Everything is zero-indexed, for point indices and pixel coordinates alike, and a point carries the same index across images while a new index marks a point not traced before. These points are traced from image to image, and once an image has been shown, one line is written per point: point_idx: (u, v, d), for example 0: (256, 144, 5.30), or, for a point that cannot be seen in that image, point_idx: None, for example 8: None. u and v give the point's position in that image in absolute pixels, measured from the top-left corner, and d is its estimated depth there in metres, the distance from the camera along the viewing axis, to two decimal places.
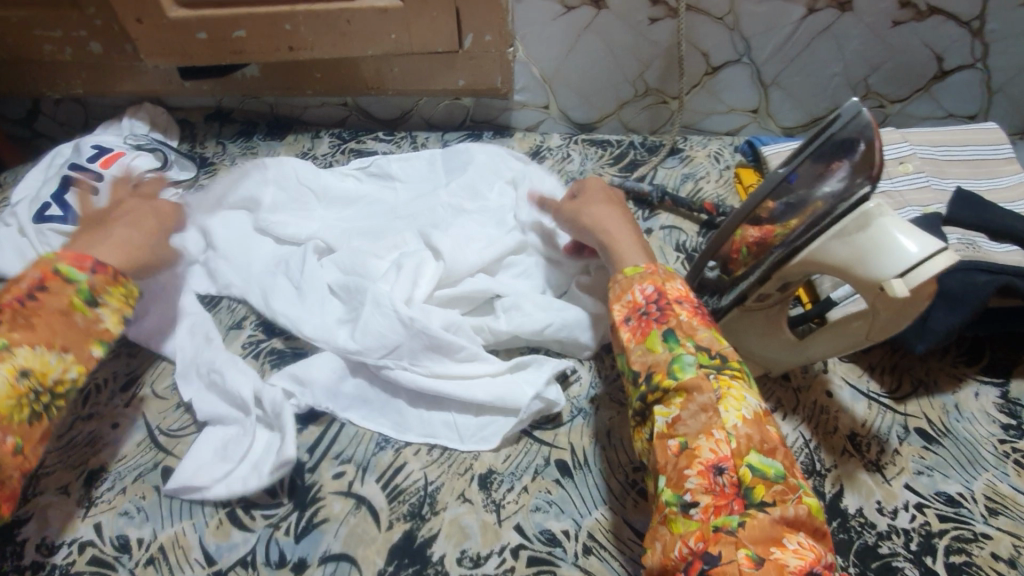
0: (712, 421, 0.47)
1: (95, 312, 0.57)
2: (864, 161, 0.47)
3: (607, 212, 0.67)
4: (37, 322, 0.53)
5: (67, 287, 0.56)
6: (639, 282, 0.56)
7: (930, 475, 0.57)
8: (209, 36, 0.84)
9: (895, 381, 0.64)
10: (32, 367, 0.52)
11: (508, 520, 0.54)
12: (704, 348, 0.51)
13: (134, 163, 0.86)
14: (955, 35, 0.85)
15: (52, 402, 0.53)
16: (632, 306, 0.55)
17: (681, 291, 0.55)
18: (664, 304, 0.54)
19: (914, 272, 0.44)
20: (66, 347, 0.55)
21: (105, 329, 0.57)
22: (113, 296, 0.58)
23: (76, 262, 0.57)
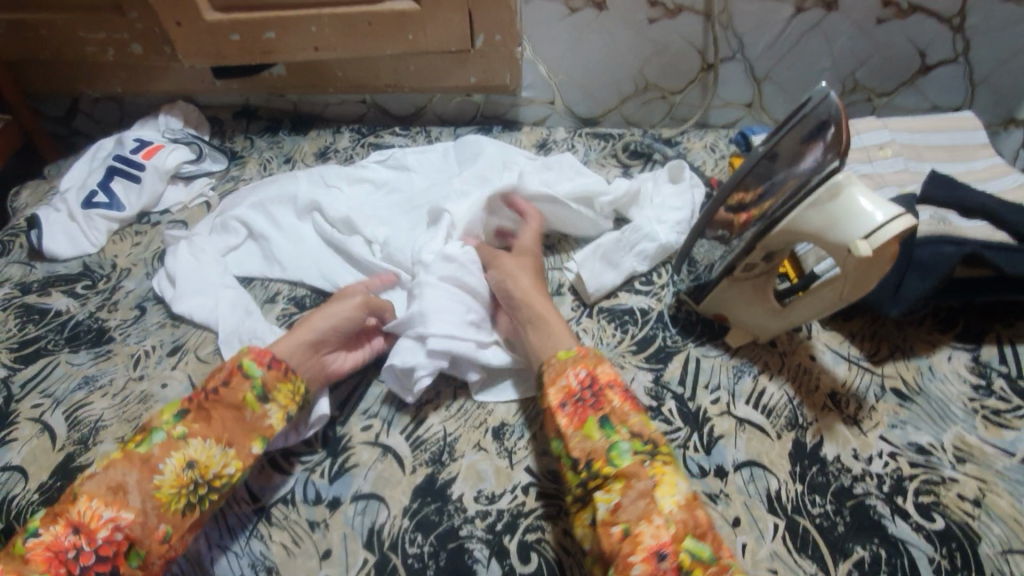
0: (650, 507, 0.50)
1: (264, 407, 0.58)
2: (834, 140, 0.53)
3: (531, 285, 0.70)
4: (213, 416, 0.56)
5: (245, 383, 0.57)
6: (572, 365, 0.59)
7: (903, 427, 0.63)
8: (242, 38, 0.91)
9: (874, 347, 0.70)
10: (198, 459, 0.54)
11: (519, 464, 0.60)
12: (637, 434, 0.54)
13: (171, 155, 0.93)
14: (936, 30, 0.91)
15: (207, 495, 0.54)
16: (567, 391, 0.58)
17: (611, 373, 0.59)
18: (597, 388, 0.57)
19: (875, 235, 0.50)
20: (230, 443, 0.56)
21: (270, 426, 0.58)
22: (281, 394, 0.59)
23: (257, 356, 0.59)
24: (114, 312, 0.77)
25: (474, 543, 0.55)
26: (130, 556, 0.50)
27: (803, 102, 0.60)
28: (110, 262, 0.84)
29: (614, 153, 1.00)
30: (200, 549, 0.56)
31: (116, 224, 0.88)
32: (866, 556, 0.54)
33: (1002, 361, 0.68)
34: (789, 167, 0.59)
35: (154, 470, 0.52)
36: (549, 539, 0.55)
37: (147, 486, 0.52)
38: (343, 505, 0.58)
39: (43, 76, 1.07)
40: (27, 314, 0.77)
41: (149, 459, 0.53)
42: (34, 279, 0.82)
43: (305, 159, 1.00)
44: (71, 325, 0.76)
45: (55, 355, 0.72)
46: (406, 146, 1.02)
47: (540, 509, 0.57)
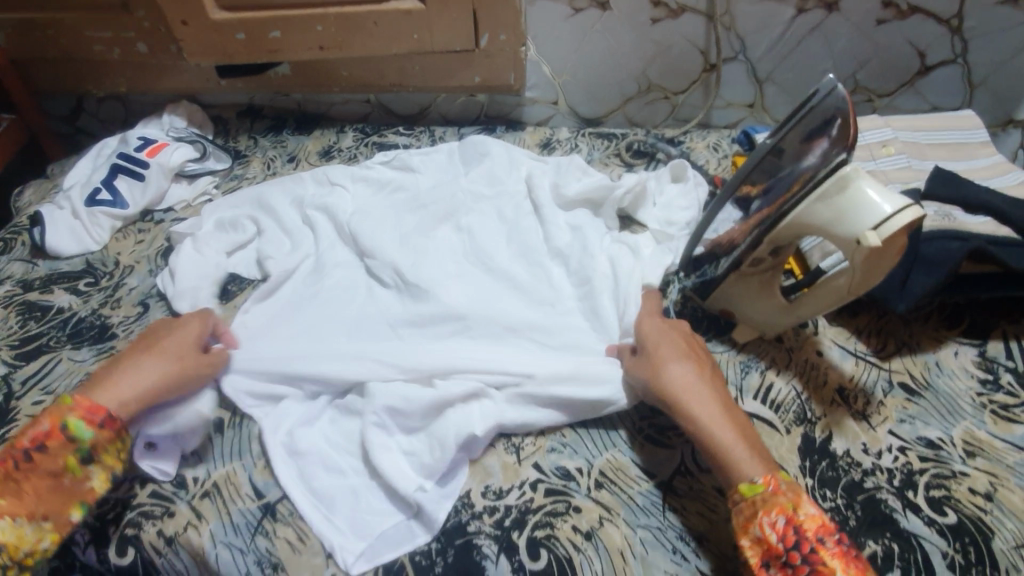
0: None
1: (86, 471, 0.55)
2: (841, 134, 0.53)
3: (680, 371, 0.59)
4: (24, 490, 0.53)
5: (67, 448, 0.54)
6: (765, 511, 0.50)
7: (913, 422, 0.62)
8: (247, 37, 0.91)
9: (880, 343, 0.70)
10: (5, 541, 0.51)
11: (526, 460, 0.60)
12: None
13: (176, 152, 0.93)
14: (937, 31, 0.92)
15: (18, 574, 0.52)
16: (768, 550, 0.50)
17: (818, 524, 0.49)
18: (809, 554, 0.48)
19: (884, 226, 0.50)
20: (46, 516, 0.53)
21: (91, 489, 0.55)
22: (109, 456, 0.56)
23: (87, 414, 0.55)
24: (117, 309, 0.77)
25: (482, 539, 0.55)
26: None
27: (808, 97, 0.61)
28: (112, 259, 0.84)
29: (617, 153, 1.00)
30: (204, 546, 0.55)
31: (119, 222, 0.88)
32: (878, 551, 0.53)
33: (1009, 357, 0.68)
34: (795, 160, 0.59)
35: None
36: (558, 534, 0.55)
37: None
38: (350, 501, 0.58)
39: (47, 75, 1.07)
40: (28, 312, 0.77)
41: None
42: (37, 276, 0.82)
43: (308, 158, 1.00)
44: (73, 322, 0.75)
45: (57, 352, 0.72)
46: (410, 145, 1.02)
47: (549, 505, 0.57)
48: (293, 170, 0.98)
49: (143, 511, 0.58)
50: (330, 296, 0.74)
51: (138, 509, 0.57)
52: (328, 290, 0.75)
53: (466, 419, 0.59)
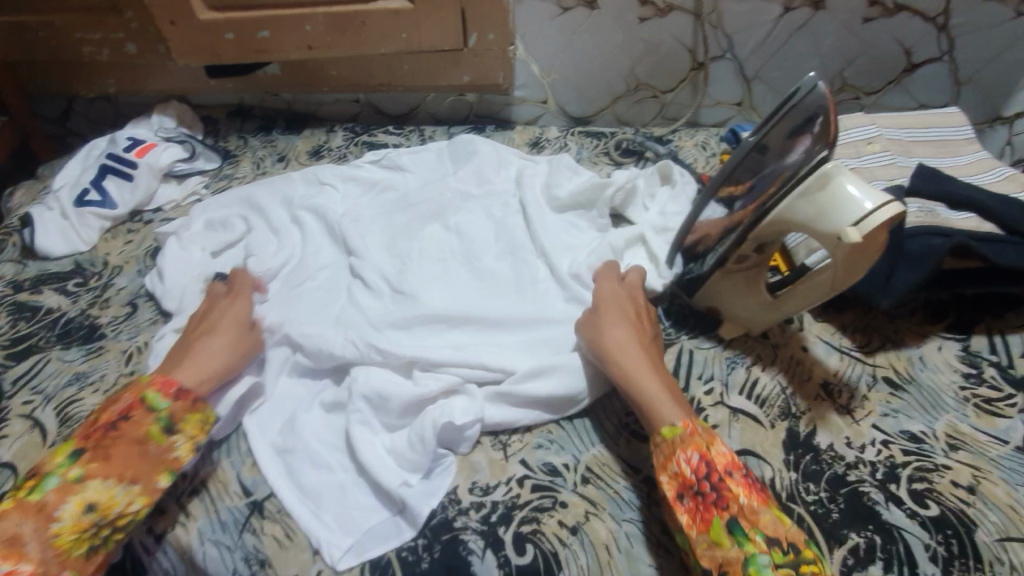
0: None
1: (170, 439, 0.55)
2: (822, 131, 0.54)
3: (625, 336, 0.62)
4: (113, 453, 0.52)
5: (147, 416, 0.55)
6: (680, 447, 0.52)
7: (895, 416, 0.63)
8: (236, 37, 0.91)
9: (865, 338, 0.70)
10: (98, 501, 0.50)
11: (513, 456, 0.60)
12: (775, 541, 0.46)
13: (165, 152, 0.93)
14: (921, 30, 0.93)
15: (110, 536, 0.51)
16: (681, 480, 0.51)
17: (727, 456, 0.51)
18: (717, 481, 0.49)
19: (865, 222, 0.51)
20: (134, 479, 0.52)
21: (177, 458, 0.55)
22: (189, 424, 0.56)
23: (162, 387, 0.56)
24: (106, 309, 0.77)
25: (469, 534, 0.55)
26: None
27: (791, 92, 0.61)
28: (101, 260, 0.84)
29: (605, 152, 1.01)
30: (192, 544, 0.55)
31: (108, 222, 0.88)
32: (861, 543, 0.54)
33: (991, 351, 0.69)
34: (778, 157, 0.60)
35: (50, 518, 0.49)
36: (544, 529, 0.55)
37: (45, 534, 0.48)
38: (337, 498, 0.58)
39: (37, 76, 1.07)
40: (17, 312, 0.77)
41: (43, 507, 0.49)
42: (26, 277, 0.82)
43: (298, 158, 1.00)
44: (62, 323, 0.75)
45: (46, 353, 0.71)
46: (399, 144, 1.03)
47: (535, 500, 0.57)
48: (282, 169, 0.98)
49: None
50: (318, 295, 0.74)
51: None
52: (317, 289, 0.75)
53: (446, 411, 0.59)
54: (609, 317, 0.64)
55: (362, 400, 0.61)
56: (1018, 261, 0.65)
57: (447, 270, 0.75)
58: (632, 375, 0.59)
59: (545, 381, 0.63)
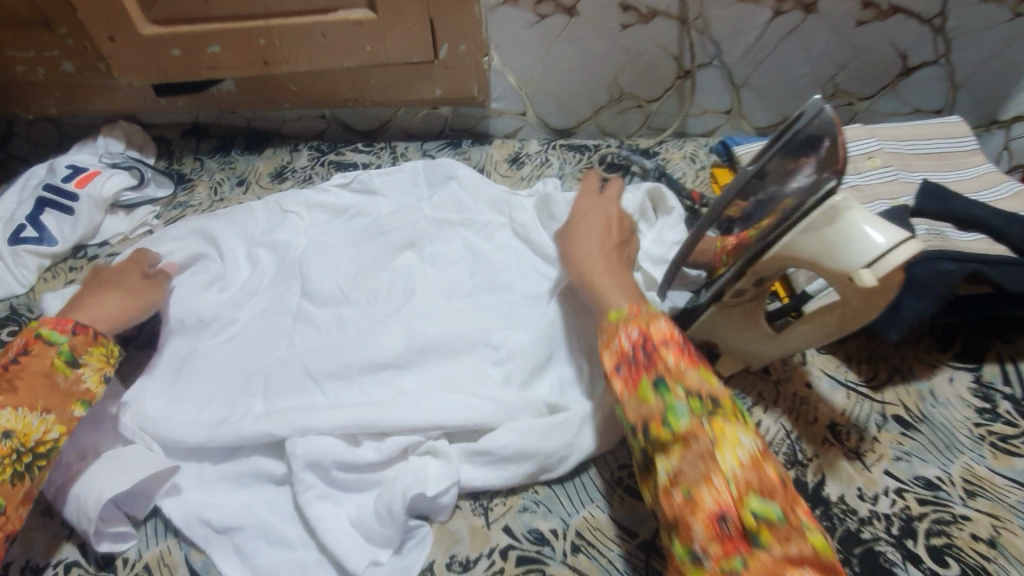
0: (711, 467, 0.46)
1: (77, 372, 0.59)
2: (828, 157, 0.48)
3: (595, 246, 0.66)
4: (19, 385, 0.55)
5: (49, 350, 0.58)
6: (623, 327, 0.56)
7: (909, 460, 0.58)
8: (184, 52, 0.84)
9: (872, 371, 0.65)
10: (14, 429, 0.53)
11: (496, 523, 0.56)
12: (694, 393, 0.50)
13: (108, 181, 0.85)
14: (916, 33, 0.88)
15: (34, 462, 0.54)
16: (619, 354, 0.55)
17: (665, 330, 0.54)
18: (650, 349, 0.53)
19: (880, 262, 0.45)
20: (48, 408, 0.56)
21: (87, 389, 0.59)
22: (93, 356, 0.61)
23: (58, 326, 0.60)
24: None
25: None
26: None
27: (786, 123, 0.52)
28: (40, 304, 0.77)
29: (589, 167, 0.95)
30: None
31: (47, 260, 0.80)
32: None
33: (1005, 381, 0.64)
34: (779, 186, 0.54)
35: None
36: None
37: None
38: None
39: None
40: None
41: None
42: None
43: (259, 181, 0.93)
44: None
45: None
46: (369, 163, 0.96)
47: None
48: (241, 195, 0.91)
49: None
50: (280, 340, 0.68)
51: None
52: (278, 333, 0.69)
53: (419, 478, 0.54)
54: (588, 232, 0.68)
55: (308, 471, 0.55)
56: None
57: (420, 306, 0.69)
58: (596, 275, 0.63)
59: (526, 437, 0.57)
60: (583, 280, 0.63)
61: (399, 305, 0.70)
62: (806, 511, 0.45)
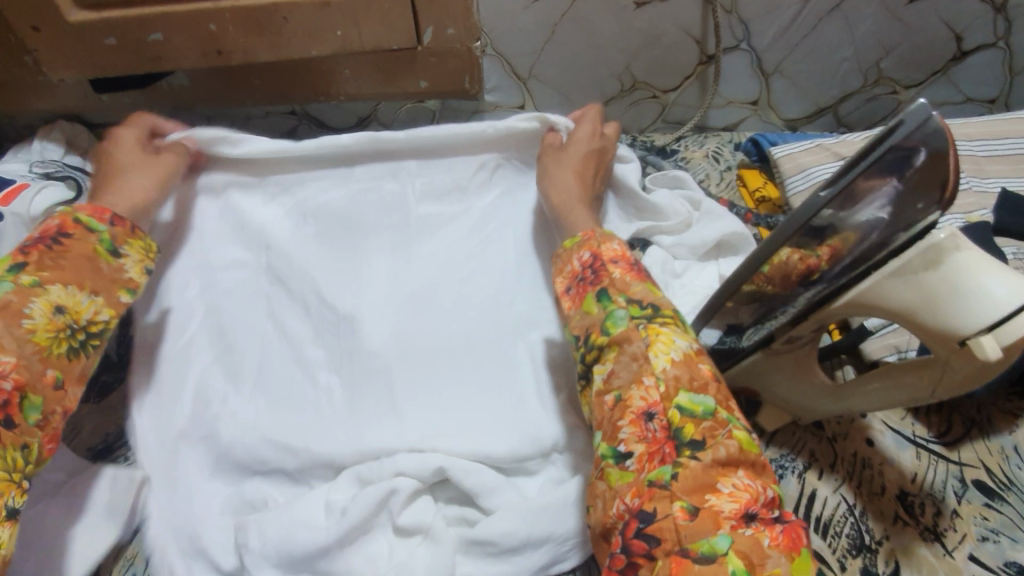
0: (643, 368, 0.44)
1: (119, 261, 0.51)
2: (924, 179, 0.37)
3: (570, 176, 0.64)
4: (65, 263, 0.47)
5: (90, 237, 0.49)
6: (577, 251, 0.54)
7: (997, 541, 0.48)
8: (120, 42, 0.71)
9: (944, 423, 0.55)
10: (66, 304, 0.46)
11: None
12: (636, 301, 0.48)
13: (39, 196, 0.72)
14: (976, 10, 0.76)
15: (88, 342, 0.47)
16: (570, 275, 0.53)
17: (617, 250, 0.52)
18: (598, 267, 0.51)
19: (1006, 325, 0.34)
20: (96, 291, 0.48)
21: (131, 279, 0.51)
22: (135, 248, 0.53)
23: (94, 212, 0.51)
24: None
25: None
26: (26, 408, 0.42)
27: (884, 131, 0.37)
28: None
29: None
30: None
31: None
32: None
33: None
34: (834, 215, 0.41)
35: (19, 315, 0.43)
36: None
37: (17, 331, 0.43)
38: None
39: None
40: None
41: (7, 305, 0.43)
42: None
43: None
44: None
45: None
46: None
47: None
48: None
49: None
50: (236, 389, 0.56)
51: None
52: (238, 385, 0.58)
53: None
54: (566, 156, 0.66)
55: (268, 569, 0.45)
56: None
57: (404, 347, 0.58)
58: (569, 208, 0.62)
59: (534, 526, 0.47)
60: (557, 212, 0.62)
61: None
62: (734, 409, 0.44)
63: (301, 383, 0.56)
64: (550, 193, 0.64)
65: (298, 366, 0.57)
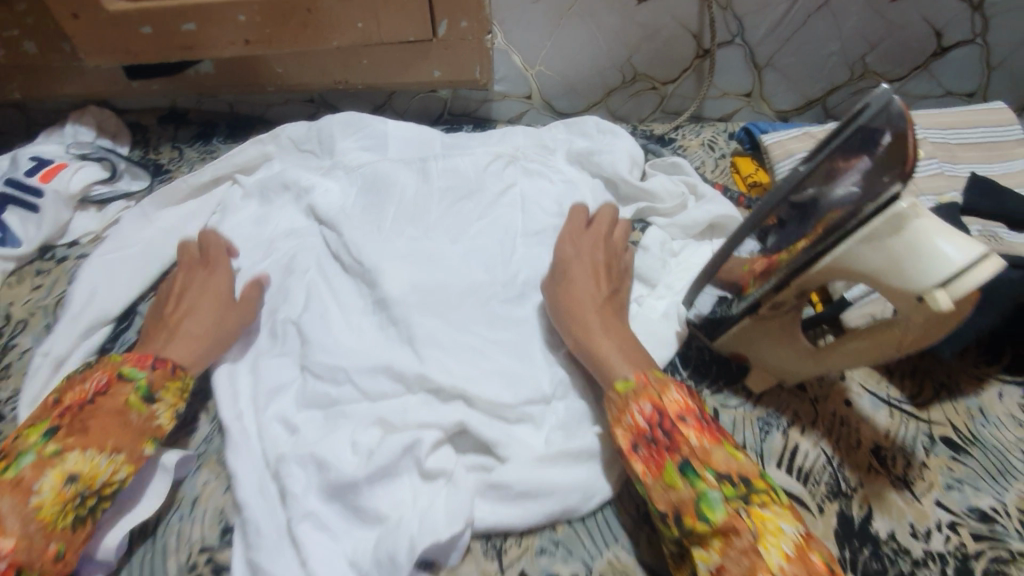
0: (757, 564, 0.41)
1: (151, 408, 0.53)
2: (891, 157, 0.42)
3: (579, 278, 0.62)
4: (92, 426, 0.49)
5: (126, 387, 0.52)
6: (635, 400, 0.51)
7: (961, 489, 0.53)
8: (155, 31, 0.76)
9: (916, 386, 0.60)
10: (80, 472, 0.47)
11: (511, 568, 0.49)
12: (726, 476, 0.45)
13: (77, 175, 0.78)
14: (956, 9, 0.81)
15: (99, 507, 0.48)
16: (635, 431, 0.50)
17: (679, 401, 0.50)
18: (668, 427, 0.48)
19: (956, 281, 0.39)
20: (117, 449, 0.49)
21: (159, 427, 0.53)
22: (169, 392, 0.55)
23: (137, 361, 0.54)
24: (6, 380, 0.63)
25: None
26: None
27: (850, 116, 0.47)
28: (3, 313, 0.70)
29: None
30: None
31: (12, 264, 0.73)
32: None
33: None
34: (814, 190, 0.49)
35: (29, 491, 0.45)
36: None
37: (25, 508, 0.44)
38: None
39: None
40: None
41: (21, 482, 0.45)
42: None
43: None
44: None
45: None
46: None
47: None
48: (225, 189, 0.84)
49: None
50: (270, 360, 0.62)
51: None
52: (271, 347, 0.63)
53: (429, 522, 0.48)
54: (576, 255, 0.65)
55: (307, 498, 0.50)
56: None
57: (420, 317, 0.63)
58: (583, 314, 0.59)
59: (544, 472, 0.52)
60: (570, 319, 0.60)
61: (394, 316, 0.63)
62: None
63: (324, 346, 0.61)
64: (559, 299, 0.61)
65: (324, 332, 0.63)
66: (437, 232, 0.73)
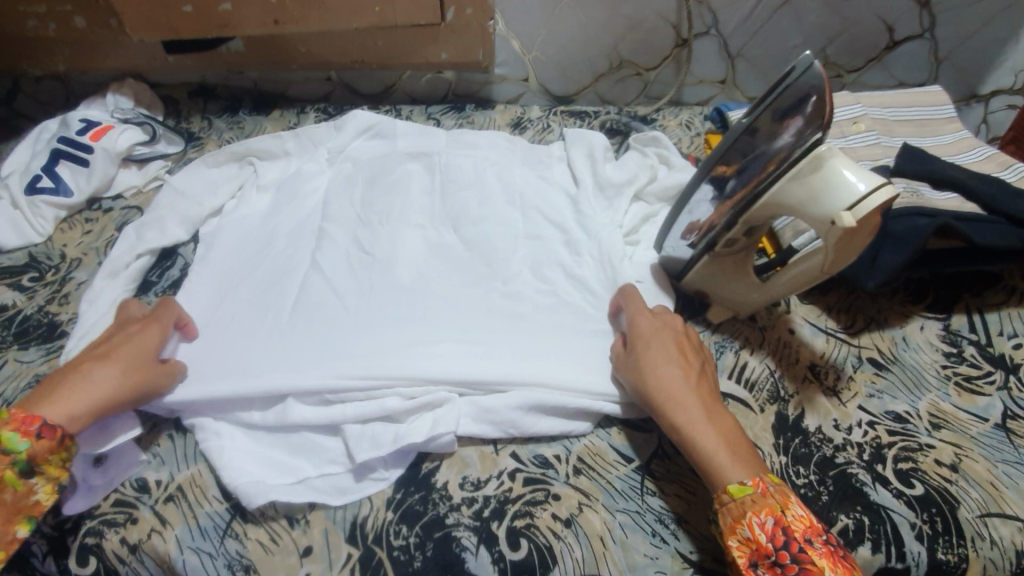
0: None
1: (29, 484, 0.49)
2: (816, 111, 0.52)
3: (666, 352, 0.58)
4: None
5: (4, 459, 0.48)
6: (754, 511, 0.48)
7: (880, 397, 0.63)
8: (196, 10, 0.86)
9: (850, 319, 0.70)
10: None
11: (504, 449, 0.59)
12: None
13: (122, 136, 0.87)
14: (903, 7, 0.92)
15: None
16: (755, 547, 0.48)
17: (802, 519, 0.48)
18: (798, 551, 0.46)
19: (859, 206, 0.50)
20: None
21: (36, 503, 0.49)
22: (52, 466, 0.50)
23: (21, 425, 0.49)
24: (66, 305, 0.72)
25: (462, 531, 0.54)
26: None
27: (784, 74, 0.58)
28: (58, 253, 0.79)
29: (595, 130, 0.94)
30: (170, 552, 0.53)
31: (63, 212, 0.82)
32: (850, 524, 0.54)
33: (971, 330, 0.70)
34: (752, 141, 0.60)
35: None
36: (537, 522, 0.54)
37: None
38: (288, 491, 0.55)
39: None
40: None
41: None
42: None
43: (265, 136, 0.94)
44: (18, 321, 0.70)
45: (2, 354, 0.67)
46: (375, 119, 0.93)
47: (528, 494, 0.56)
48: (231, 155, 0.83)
49: (106, 519, 0.54)
50: (282, 317, 0.65)
51: (99, 518, 0.54)
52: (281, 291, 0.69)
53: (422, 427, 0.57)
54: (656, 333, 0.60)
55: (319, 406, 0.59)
56: (996, 240, 0.66)
57: (429, 295, 0.67)
58: (679, 396, 0.55)
59: None
60: (664, 398, 0.55)
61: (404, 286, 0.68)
62: None
63: (339, 323, 0.64)
64: (648, 374, 0.57)
65: (335, 301, 0.66)
66: (441, 219, 0.76)
